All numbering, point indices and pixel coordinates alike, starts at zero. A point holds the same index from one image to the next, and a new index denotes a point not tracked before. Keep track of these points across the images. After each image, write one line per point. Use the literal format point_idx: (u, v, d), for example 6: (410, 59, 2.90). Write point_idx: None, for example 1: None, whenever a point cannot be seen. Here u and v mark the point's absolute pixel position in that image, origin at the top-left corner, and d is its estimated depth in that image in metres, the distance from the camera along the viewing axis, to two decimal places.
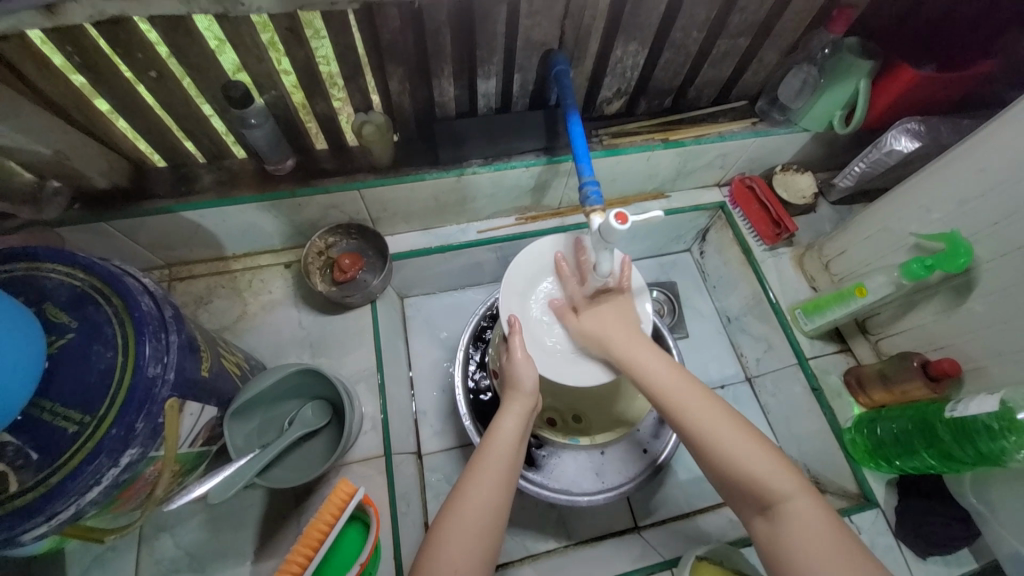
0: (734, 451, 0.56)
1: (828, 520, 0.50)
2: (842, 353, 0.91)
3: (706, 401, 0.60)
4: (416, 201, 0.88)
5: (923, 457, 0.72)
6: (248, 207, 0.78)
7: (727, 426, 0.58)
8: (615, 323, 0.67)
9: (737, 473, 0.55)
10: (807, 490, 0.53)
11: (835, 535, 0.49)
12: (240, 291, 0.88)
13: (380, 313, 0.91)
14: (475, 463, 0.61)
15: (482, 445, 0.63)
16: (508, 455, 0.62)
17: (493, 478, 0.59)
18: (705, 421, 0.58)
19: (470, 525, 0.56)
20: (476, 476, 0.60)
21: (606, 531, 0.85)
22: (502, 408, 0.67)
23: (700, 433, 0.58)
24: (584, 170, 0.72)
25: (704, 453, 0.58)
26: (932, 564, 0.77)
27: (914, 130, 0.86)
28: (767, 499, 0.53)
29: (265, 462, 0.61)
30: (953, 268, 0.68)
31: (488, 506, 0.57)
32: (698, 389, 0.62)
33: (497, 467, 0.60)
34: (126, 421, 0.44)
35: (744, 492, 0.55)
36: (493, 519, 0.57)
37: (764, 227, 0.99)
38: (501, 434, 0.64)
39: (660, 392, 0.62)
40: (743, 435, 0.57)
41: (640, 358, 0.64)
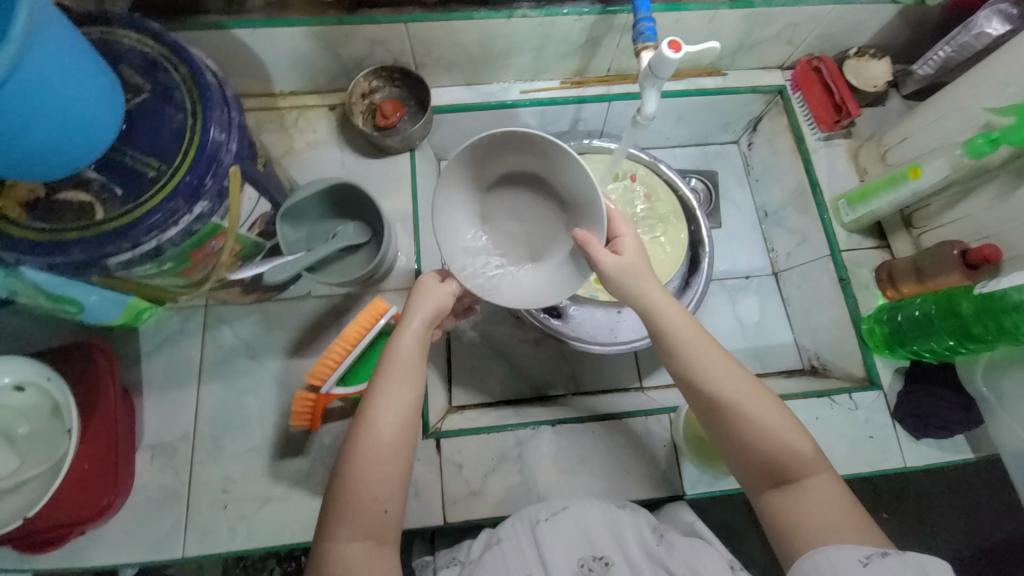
0: (771, 430, 0.56)
1: (844, 499, 0.54)
2: (879, 249, 0.89)
3: (740, 377, 0.59)
4: (462, 48, 0.86)
5: (941, 338, 0.73)
6: (297, 31, 0.78)
7: (759, 405, 0.57)
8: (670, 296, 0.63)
9: (768, 447, 0.56)
10: (826, 466, 0.56)
11: (850, 513, 0.53)
12: (287, 127, 0.91)
13: (418, 164, 0.93)
14: (377, 384, 0.59)
15: (379, 367, 0.60)
16: (411, 374, 0.60)
17: (395, 399, 0.58)
18: (735, 394, 0.58)
19: (376, 454, 0.56)
20: (379, 402, 0.57)
21: (613, 387, 0.93)
22: (404, 318, 0.63)
23: (734, 407, 0.57)
24: (641, 7, 0.68)
25: (732, 426, 0.57)
26: (925, 447, 0.79)
27: (1007, 12, 0.80)
28: (790, 476, 0.55)
29: (310, 262, 0.67)
30: (1019, 142, 0.64)
31: (393, 431, 0.57)
32: (733, 363, 0.60)
33: (399, 392, 0.58)
34: (197, 174, 0.50)
35: (766, 467, 0.56)
36: (398, 442, 0.57)
37: (822, 113, 0.94)
38: (403, 345, 0.60)
39: (697, 362, 0.59)
40: (776, 411, 0.57)
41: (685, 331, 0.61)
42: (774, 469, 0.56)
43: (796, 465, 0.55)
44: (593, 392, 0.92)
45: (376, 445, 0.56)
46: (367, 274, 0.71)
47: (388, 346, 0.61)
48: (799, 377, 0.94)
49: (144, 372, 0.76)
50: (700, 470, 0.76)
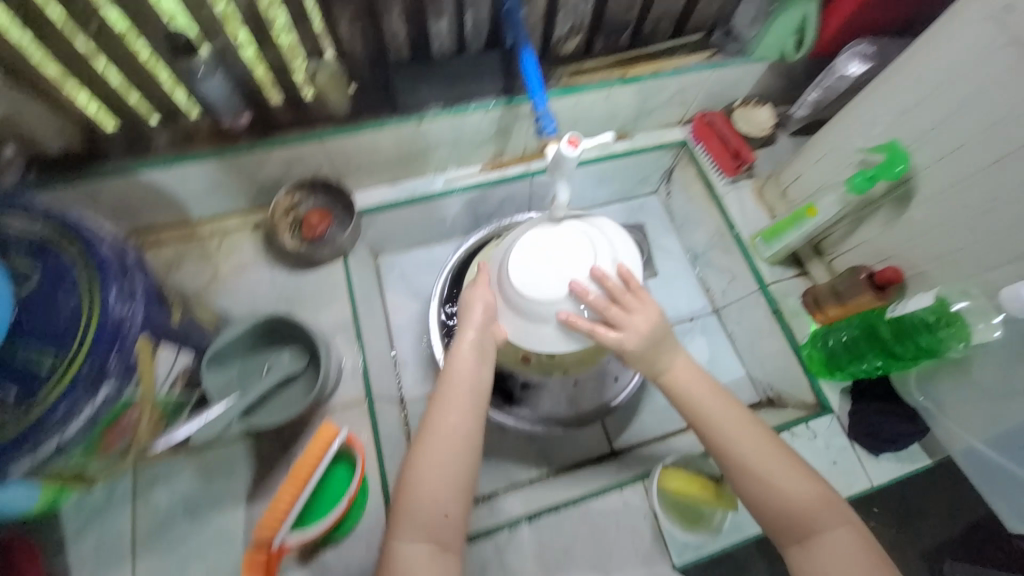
0: (787, 488, 0.61)
1: (863, 551, 0.58)
2: (799, 276, 0.95)
3: (759, 441, 0.64)
4: (379, 153, 0.88)
5: (871, 360, 0.77)
6: (207, 165, 0.78)
7: (777, 465, 0.62)
8: (691, 367, 0.69)
9: (788, 507, 0.60)
10: (845, 521, 0.60)
11: (868, 565, 0.57)
12: (209, 254, 0.88)
13: (353, 268, 0.92)
14: (445, 384, 0.67)
15: (444, 370, 0.67)
16: (468, 389, 0.66)
17: (461, 407, 0.65)
18: (754, 457, 0.63)
19: (443, 450, 0.62)
20: (444, 404, 0.65)
21: (585, 458, 0.91)
22: (462, 326, 0.70)
23: (751, 470, 0.62)
24: (539, 105, 0.73)
25: (753, 486, 0.62)
26: (885, 461, 0.83)
27: (864, 53, 0.89)
28: (810, 533, 0.60)
29: (243, 407, 0.64)
30: (891, 177, 0.72)
31: (459, 427, 0.64)
32: (753, 428, 0.65)
33: (462, 402, 0.65)
34: (99, 356, 0.46)
35: (788, 526, 0.60)
36: (463, 435, 0.64)
37: (724, 160, 1.01)
38: (464, 350, 0.68)
39: (718, 425, 0.65)
40: (792, 469, 0.62)
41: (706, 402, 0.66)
42: (796, 527, 0.60)
43: (817, 523, 0.60)
44: (566, 467, 0.90)
45: (444, 444, 0.63)
46: (308, 403, 0.68)
47: (453, 349, 0.69)
48: (758, 410, 0.97)
49: (69, 559, 0.67)
50: (686, 535, 0.73)
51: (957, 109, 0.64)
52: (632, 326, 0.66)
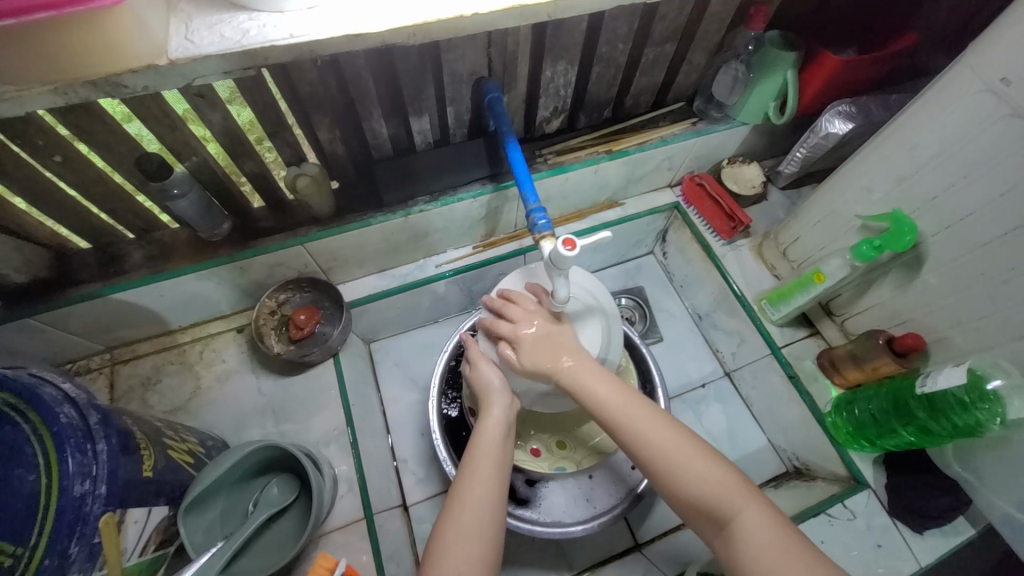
0: (685, 472, 0.55)
1: (784, 538, 0.49)
2: (811, 337, 0.91)
3: (653, 423, 0.59)
4: (367, 246, 0.85)
5: (901, 435, 0.72)
6: (186, 278, 0.74)
7: (668, 446, 0.57)
8: (628, 395, 0.63)
9: (690, 489, 0.54)
10: (761, 503, 0.52)
11: (795, 556, 0.48)
12: (190, 365, 0.83)
13: (345, 365, 0.88)
14: (470, 467, 0.61)
15: (470, 451, 0.63)
16: (494, 455, 0.63)
17: (484, 477, 0.60)
18: (643, 436, 0.58)
19: (467, 524, 0.56)
20: (467, 487, 0.59)
21: (608, 554, 0.84)
22: (487, 405, 0.67)
23: (650, 462, 0.57)
24: (528, 196, 0.71)
25: (653, 473, 0.57)
26: (930, 538, 0.76)
27: (846, 112, 0.86)
28: (720, 515, 0.52)
29: (230, 555, 0.57)
30: (901, 246, 0.69)
31: (489, 508, 0.58)
32: (643, 407, 0.61)
33: (485, 472, 0.61)
34: (59, 548, 0.41)
35: (697, 509, 0.54)
36: (494, 516, 0.58)
37: (718, 223, 1.00)
38: (492, 425, 0.65)
39: (657, 452, 0.57)
40: (688, 453, 0.56)
41: (648, 431, 0.59)
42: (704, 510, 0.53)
43: (718, 497, 0.53)
44: (590, 568, 0.82)
45: (467, 517, 0.57)
46: (303, 539, 0.61)
47: (475, 429, 0.66)
48: (786, 483, 0.91)
49: None
50: None
51: (960, 179, 0.62)
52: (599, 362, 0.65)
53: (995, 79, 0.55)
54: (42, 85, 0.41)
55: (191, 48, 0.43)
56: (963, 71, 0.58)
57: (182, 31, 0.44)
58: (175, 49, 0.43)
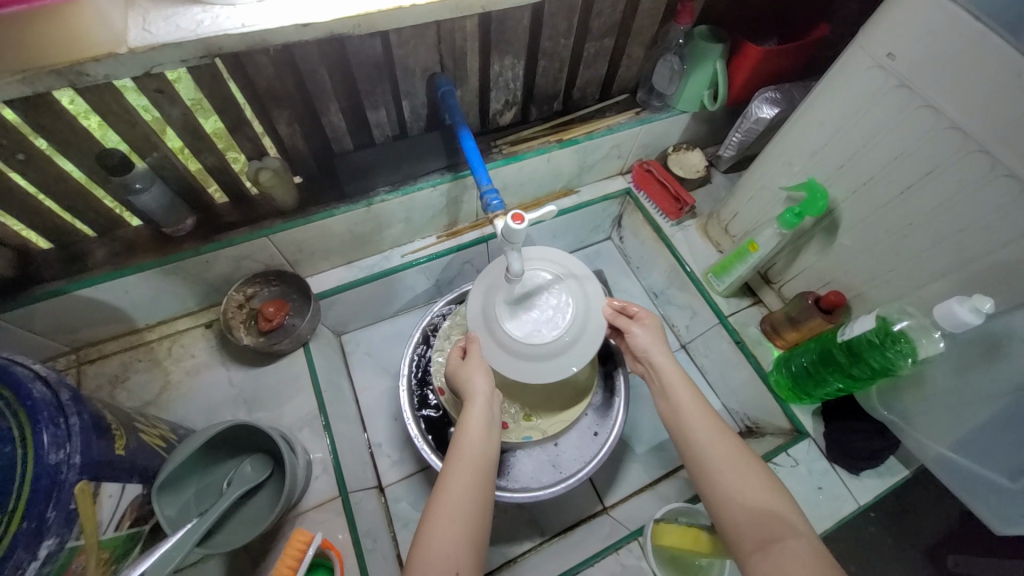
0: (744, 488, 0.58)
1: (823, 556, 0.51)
2: (755, 305, 0.99)
3: (727, 440, 0.63)
4: (332, 238, 0.88)
5: (832, 383, 0.80)
6: (151, 273, 0.76)
7: (742, 464, 0.60)
8: (700, 410, 0.66)
9: (743, 505, 0.57)
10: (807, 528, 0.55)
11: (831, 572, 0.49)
12: (159, 361, 0.84)
13: (315, 354, 0.90)
14: (453, 461, 0.62)
15: (455, 443, 0.63)
16: (479, 448, 0.63)
17: (465, 469, 0.60)
18: (714, 446, 0.62)
19: (451, 516, 0.56)
20: (456, 473, 0.60)
21: (578, 519, 0.89)
22: (470, 398, 0.68)
23: (713, 471, 0.60)
24: (482, 179, 0.76)
25: (709, 484, 0.60)
26: (867, 479, 0.83)
27: (772, 98, 0.95)
28: (768, 534, 0.54)
29: (205, 529, 0.59)
30: (816, 212, 0.77)
31: (472, 496, 0.58)
32: (720, 425, 0.64)
33: (469, 467, 0.61)
34: (35, 512, 0.43)
35: (747, 525, 0.56)
36: (476, 503, 0.58)
37: (666, 205, 1.07)
38: (474, 416, 0.66)
39: (715, 467, 0.61)
40: (750, 469, 0.60)
41: (707, 447, 0.62)
42: (754, 526, 0.55)
43: (772, 516, 0.56)
44: (560, 533, 0.87)
45: (452, 509, 0.57)
46: (278, 511, 0.63)
47: (460, 424, 0.66)
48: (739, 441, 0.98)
49: None
50: None
51: (861, 148, 0.71)
52: (643, 337, 0.74)
53: (882, 56, 0.63)
54: (8, 73, 0.44)
55: (150, 37, 0.47)
56: (855, 52, 0.66)
57: (140, 23, 0.48)
58: (134, 38, 0.47)
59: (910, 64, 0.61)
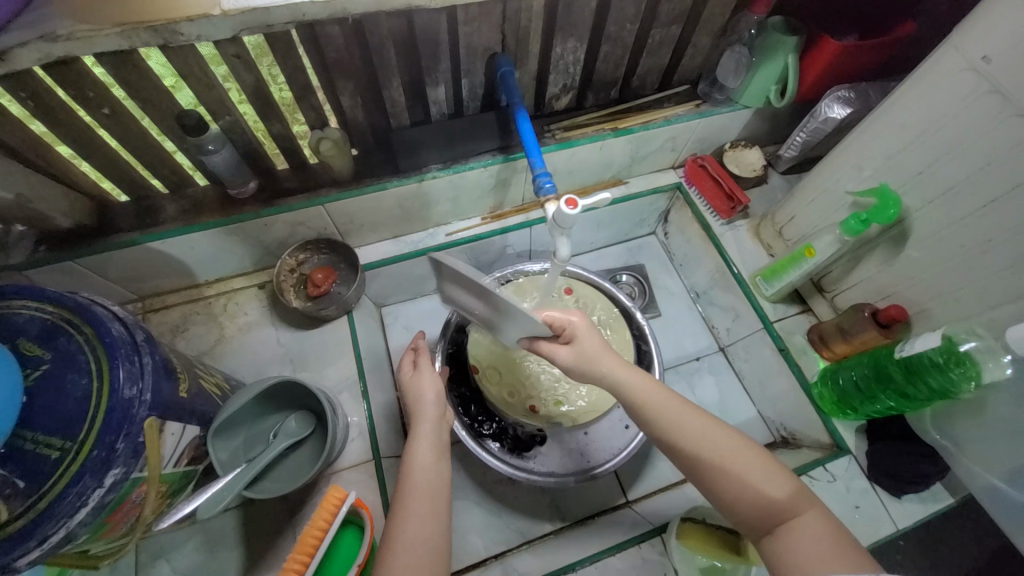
0: (741, 478, 0.57)
1: (836, 539, 0.53)
2: (803, 313, 0.95)
3: (713, 430, 0.61)
4: (381, 211, 0.90)
5: (883, 400, 0.76)
6: (214, 231, 0.80)
7: (734, 452, 0.59)
8: (670, 401, 0.63)
9: (746, 494, 0.57)
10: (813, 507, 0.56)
11: (844, 556, 0.51)
12: (215, 316, 0.89)
13: (357, 322, 0.93)
14: (401, 500, 0.61)
15: (402, 481, 0.62)
16: (429, 481, 0.62)
17: (415, 510, 0.59)
18: (703, 441, 0.60)
19: (407, 558, 0.55)
20: (405, 515, 0.59)
21: (599, 509, 0.89)
22: (415, 429, 0.68)
23: (712, 468, 0.59)
24: (535, 162, 0.76)
25: (709, 480, 0.59)
26: (908, 503, 0.80)
27: (845, 97, 0.90)
28: (773, 516, 0.56)
29: (252, 475, 0.62)
30: (885, 219, 0.73)
31: (426, 535, 0.58)
32: (698, 413, 0.62)
33: (420, 505, 0.60)
34: (107, 442, 0.47)
35: (753, 511, 0.56)
36: (431, 538, 0.58)
37: (718, 202, 1.04)
38: (421, 449, 0.65)
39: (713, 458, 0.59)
40: (746, 453, 0.59)
41: (697, 437, 0.60)
42: (760, 514, 0.56)
43: (775, 500, 0.56)
44: (581, 520, 0.88)
45: (405, 553, 0.56)
46: (318, 466, 0.67)
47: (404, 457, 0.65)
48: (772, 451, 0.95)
49: None
50: None
51: (942, 154, 0.66)
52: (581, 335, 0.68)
53: (976, 58, 0.59)
54: (111, 27, 0.50)
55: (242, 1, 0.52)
56: (948, 52, 0.62)
57: None
58: (227, 1, 0.51)
59: (1009, 69, 0.56)
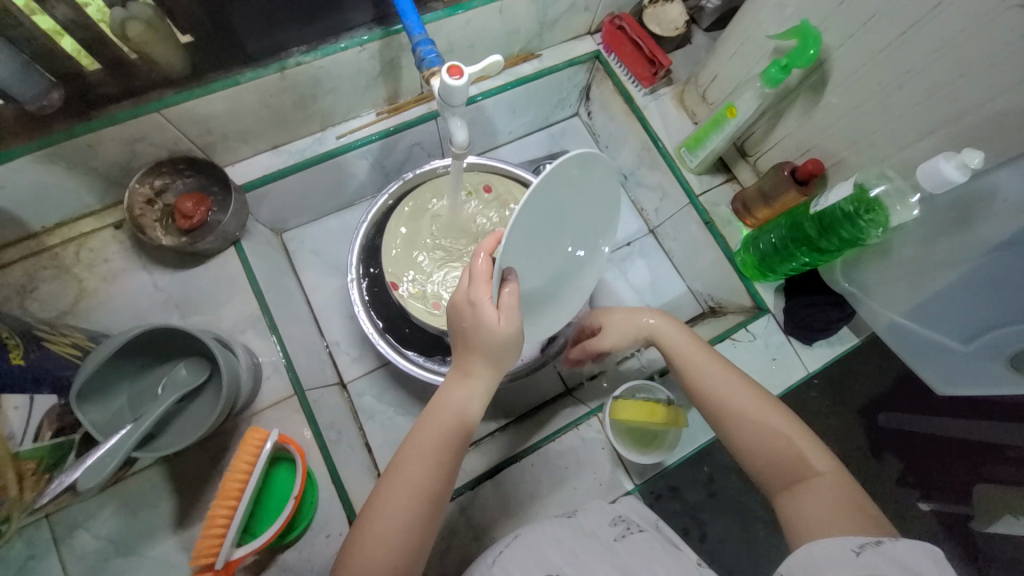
0: (765, 430, 0.57)
1: (845, 495, 0.50)
2: (728, 183, 0.92)
3: (742, 384, 0.61)
4: (245, 114, 0.74)
5: (799, 258, 0.77)
6: (20, 160, 0.63)
7: (767, 410, 0.58)
8: (711, 356, 0.65)
9: (762, 445, 0.56)
10: (836, 472, 0.53)
11: (860, 518, 0.48)
12: (67, 268, 0.74)
13: (249, 252, 0.82)
14: (414, 434, 0.57)
15: (422, 416, 0.58)
16: (449, 422, 0.58)
17: (424, 446, 0.56)
18: (729, 393, 0.60)
19: (398, 500, 0.53)
20: (412, 450, 0.55)
21: (540, 400, 0.91)
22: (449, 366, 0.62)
23: (729, 415, 0.59)
24: (414, 28, 0.63)
25: (727, 428, 0.59)
26: (819, 348, 0.85)
27: None
28: (793, 472, 0.54)
29: (143, 433, 0.56)
30: (805, 63, 0.68)
31: (428, 474, 0.54)
32: (737, 371, 0.63)
33: (434, 444, 0.56)
34: None
35: (770, 464, 0.55)
36: (432, 482, 0.55)
37: (639, 69, 0.94)
38: (454, 389, 0.60)
39: (736, 410, 0.59)
40: (771, 410, 0.58)
41: (711, 384, 0.62)
42: (780, 470, 0.54)
43: (800, 458, 0.54)
44: (523, 414, 0.90)
45: (398, 492, 0.53)
46: (220, 412, 0.60)
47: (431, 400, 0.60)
48: (700, 321, 0.98)
49: None
50: (641, 458, 0.74)
51: None
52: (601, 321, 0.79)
53: None
54: None
55: None
56: None
57: None
58: None
59: None
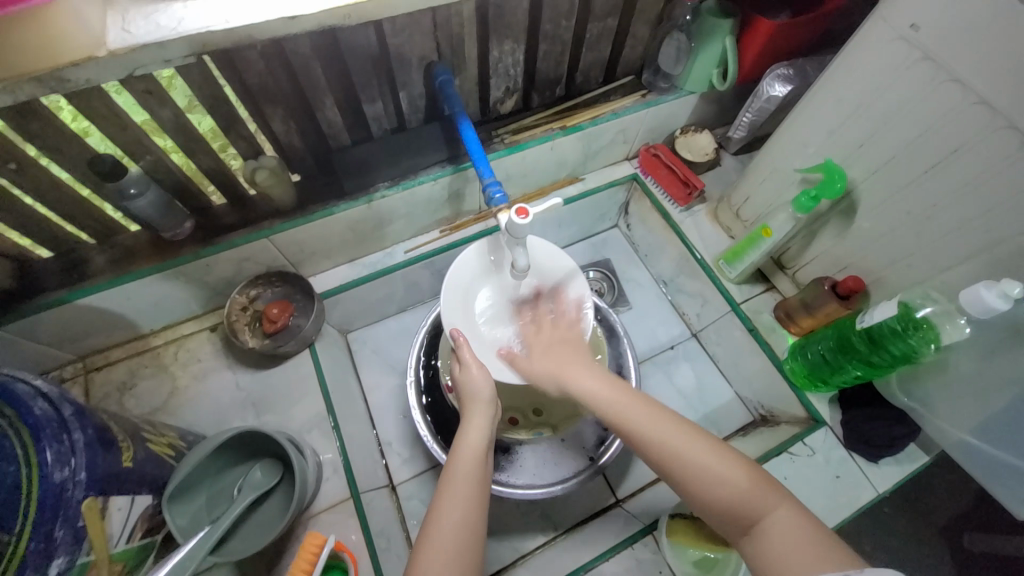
0: (707, 471, 0.53)
1: (807, 530, 0.48)
2: (768, 291, 0.96)
3: (672, 422, 0.58)
4: (333, 236, 0.86)
5: (850, 370, 0.77)
6: (150, 278, 0.75)
7: (704, 447, 0.55)
8: (617, 397, 0.62)
9: (714, 489, 0.53)
10: (788, 498, 0.51)
11: (825, 547, 0.46)
12: (165, 367, 0.84)
13: (321, 353, 0.90)
14: (446, 481, 0.60)
15: (448, 466, 0.61)
16: (474, 468, 0.61)
17: (461, 493, 0.58)
18: (665, 434, 0.57)
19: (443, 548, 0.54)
20: (448, 496, 0.58)
21: (589, 513, 0.89)
22: (466, 414, 0.66)
23: (673, 458, 0.55)
24: (484, 172, 0.74)
25: (672, 474, 0.55)
26: (886, 467, 0.81)
27: (784, 75, 0.91)
28: (748, 514, 0.51)
29: (218, 537, 0.59)
30: (833, 194, 0.74)
31: (467, 519, 0.56)
32: (657, 405, 0.60)
33: (468, 490, 0.58)
34: (44, 531, 0.42)
35: (725, 508, 0.52)
36: (471, 528, 0.56)
37: (675, 189, 1.04)
38: (474, 430, 0.64)
39: (679, 453, 0.55)
40: (704, 442, 0.56)
41: (646, 423, 0.58)
42: (734, 511, 0.51)
43: (750, 497, 0.51)
44: (572, 526, 0.87)
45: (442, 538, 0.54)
46: (289, 517, 0.64)
47: (452, 448, 0.64)
48: (753, 430, 0.96)
49: None
50: None
51: (881, 126, 0.67)
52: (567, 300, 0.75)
53: (905, 27, 0.59)
54: None
55: (129, 38, 0.49)
56: (876, 24, 0.62)
57: (118, 24, 0.49)
58: (113, 40, 0.48)
59: (936, 36, 0.57)
